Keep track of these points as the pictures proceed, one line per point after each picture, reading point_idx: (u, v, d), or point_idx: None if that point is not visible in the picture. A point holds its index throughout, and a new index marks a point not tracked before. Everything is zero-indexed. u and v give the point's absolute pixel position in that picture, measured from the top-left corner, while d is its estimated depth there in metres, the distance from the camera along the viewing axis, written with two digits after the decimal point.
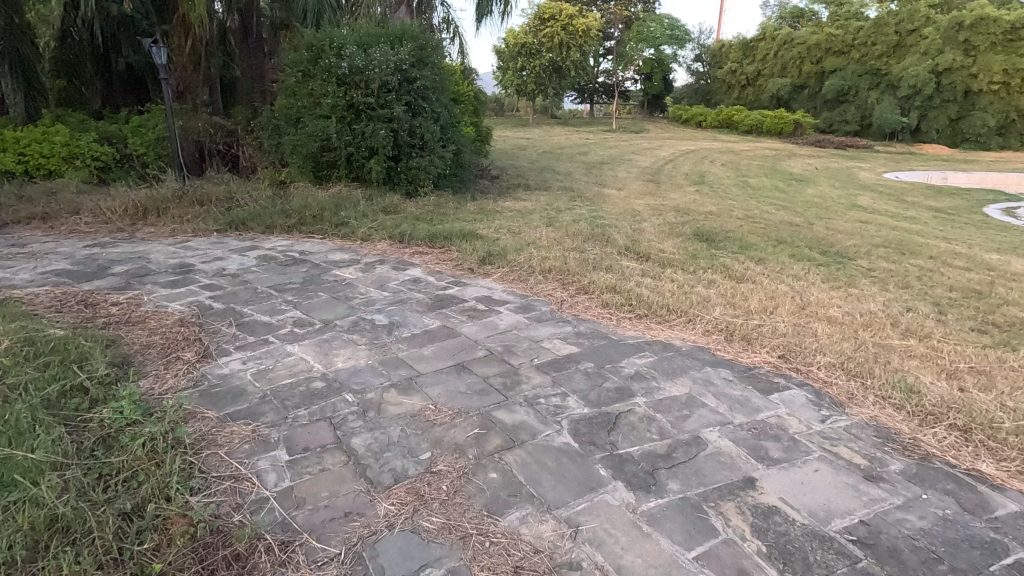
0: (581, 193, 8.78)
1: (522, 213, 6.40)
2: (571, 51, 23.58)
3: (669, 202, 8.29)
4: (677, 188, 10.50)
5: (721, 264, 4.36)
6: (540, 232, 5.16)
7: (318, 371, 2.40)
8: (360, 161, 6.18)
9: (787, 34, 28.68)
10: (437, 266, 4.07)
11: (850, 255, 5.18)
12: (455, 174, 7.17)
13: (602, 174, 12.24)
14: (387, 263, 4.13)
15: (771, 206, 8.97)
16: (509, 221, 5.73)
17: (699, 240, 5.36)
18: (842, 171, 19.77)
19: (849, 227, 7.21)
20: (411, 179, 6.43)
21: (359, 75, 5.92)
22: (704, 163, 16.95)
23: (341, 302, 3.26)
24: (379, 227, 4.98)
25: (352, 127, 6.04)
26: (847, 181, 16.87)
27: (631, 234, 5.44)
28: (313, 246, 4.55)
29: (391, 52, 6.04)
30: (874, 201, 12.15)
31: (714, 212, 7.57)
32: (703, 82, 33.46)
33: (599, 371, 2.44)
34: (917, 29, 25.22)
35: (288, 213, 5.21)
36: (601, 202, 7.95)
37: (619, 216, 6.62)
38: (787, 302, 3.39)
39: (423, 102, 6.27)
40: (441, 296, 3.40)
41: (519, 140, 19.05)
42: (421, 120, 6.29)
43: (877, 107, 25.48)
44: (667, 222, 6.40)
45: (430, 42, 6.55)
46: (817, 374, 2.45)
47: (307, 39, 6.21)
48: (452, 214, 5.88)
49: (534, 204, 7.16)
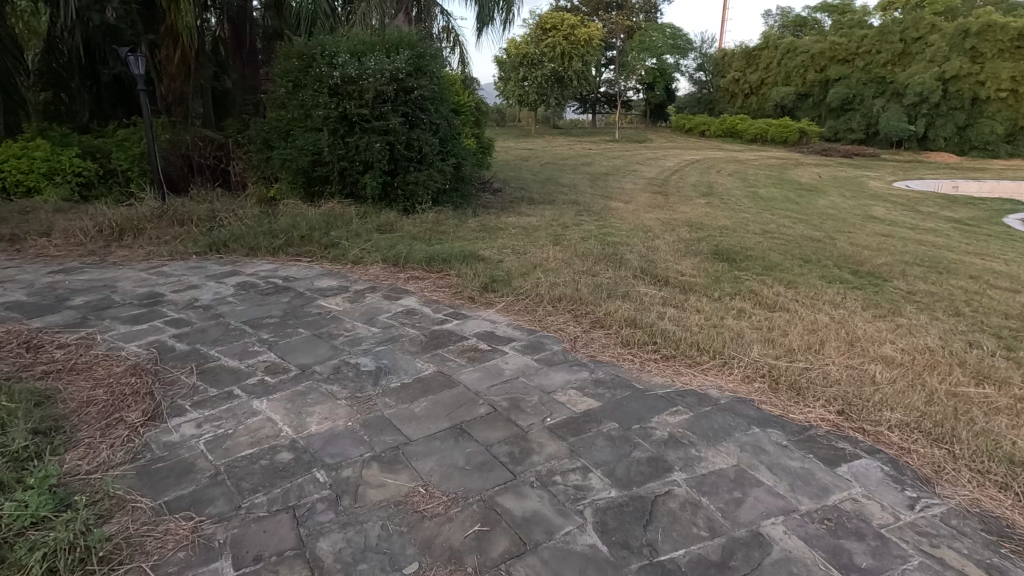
0: (588, 206, 8.40)
1: (526, 230, 6.02)
2: (573, 61, 23.33)
3: (680, 216, 7.90)
4: (686, 200, 10.13)
5: (748, 289, 3.95)
6: (547, 253, 4.77)
7: (285, 438, 1.99)
8: (354, 176, 5.80)
9: (790, 43, 28.49)
10: (434, 294, 3.67)
11: (884, 275, 4.77)
12: (455, 188, 6.80)
13: (607, 186, 11.86)
14: (379, 291, 3.73)
15: (787, 219, 8.58)
16: (513, 240, 5.34)
17: (718, 260, 4.96)
18: (850, 180, 19.42)
19: (873, 242, 6.81)
20: (409, 195, 6.06)
21: (353, 85, 5.56)
22: (710, 173, 16.61)
23: (323, 342, 2.85)
24: (373, 249, 4.59)
25: (345, 140, 5.67)
26: (857, 191, 16.48)
27: (645, 253, 5.04)
28: (298, 271, 4.15)
29: (386, 61, 5.68)
30: (889, 212, 11.76)
31: (729, 226, 7.17)
32: (705, 91, 33.22)
33: (625, 435, 2.03)
34: (923, 37, 24.97)
35: (275, 234, 4.83)
36: (609, 216, 7.55)
37: (629, 232, 6.23)
38: (832, 337, 2.97)
39: (421, 113, 5.91)
40: (436, 333, 2.99)
41: (521, 151, 18.73)
42: (420, 132, 5.93)
43: (883, 115, 25.14)
44: (681, 238, 6.01)
45: (428, 50, 6.20)
46: (890, 437, 2.04)
47: (297, 48, 5.86)
48: (452, 232, 5.49)
49: (538, 220, 6.79)
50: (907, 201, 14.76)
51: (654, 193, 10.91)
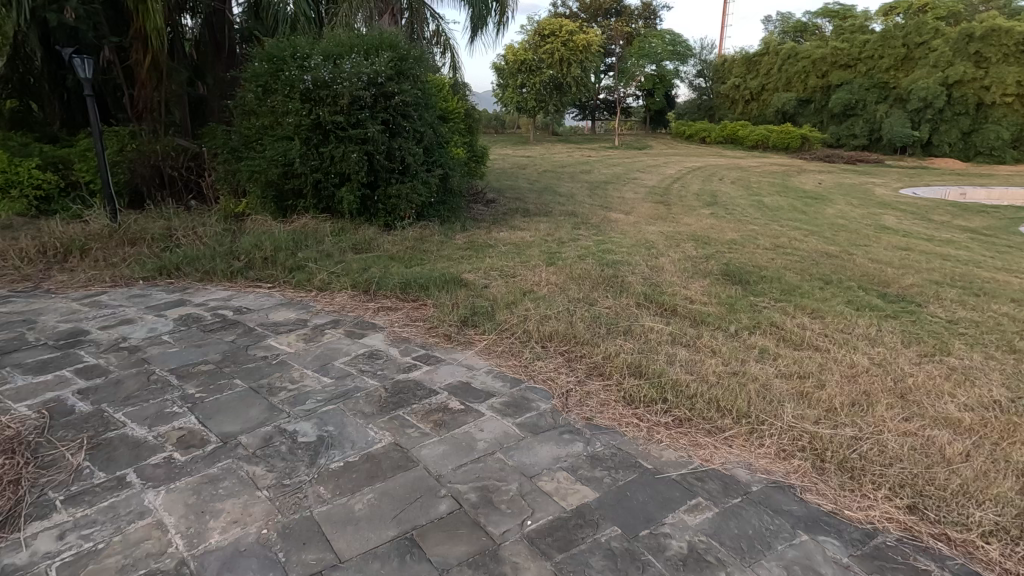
0: (586, 219, 7.91)
1: (518, 247, 5.52)
2: (572, 67, 22.95)
3: (684, 229, 7.40)
4: (690, 210, 9.64)
5: (768, 320, 3.44)
6: (538, 276, 4.27)
7: (170, 559, 1.47)
8: (330, 190, 5.32)
9: (791, 48, 28.14)
10: (406, 330, 3.16)
11: (915, 299, 4.27)
12: (442, 201, 6.31)
13: (607, 195, 11.38)
14: (343, 325, 3.22)
15: (797, 231, 8.08)
16: (502, 259, 4.84)
17: (729, 282, 4.46)
18: (855, 188, 18.96)
19: (893, 257, 6.31)
20: (391, 209, 5.57)
21: (326, 90, 5.06)
22: (711, 181, 16.16)
23: (260, 400, 2.34)
24: (343, 273, 4.09)
25: (319, 150, 5.18)
26: (863, 199, 16.00)
27: (648, 275, 4.53)
28: (254, 301, 3.64)
29: (364, 64, 5.20)
30: (900, 221, 11.25)
31: (737, 240, 6.67)
32: (705, 97, 32.86)
33: (630, 551, 1.51)
34: (926, 42, 24.59)
35: (235, 255, 4.32)
36: (608, 230, 7.06)
37: (630, 248, 5.72)
38: (877, 388, 2.47)
39: (403, 120, 5.42)
40: (400, 385, 2.48)
41: (518, 158, 18.29)
42: (402, 142, 5.45)
43: (886, 121, 24.72)
44: (687, 255, 5.50)
45: (411, 52, 5.71)
46: (984, 550, 1.53)
47: (268, 50, 5.37)
48: (436, 251, 4.99)
49: (531, 234, 6.29)
50: (916, 209, 14.27)
51: (656, 203, 10.43)
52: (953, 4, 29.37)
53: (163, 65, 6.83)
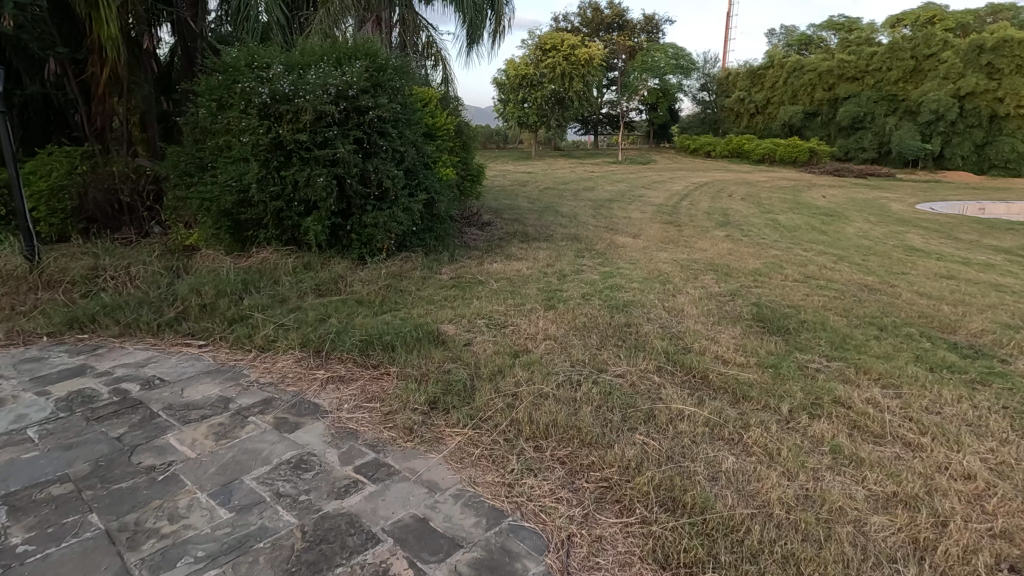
0: (591, 244, 7.19)
1: (512, 283, 4.79)
2: (574, 82, 22.44)
3: (699, 256, 6.66)
4: (703, 232, 8.93)
5: (827, 394, 2.67)
6: (535, 327, 3.52)
7: None
8: (294, 220, 4.60)
9: (796, 61, 27.63)
10: (358, 416, 2.41)
11: (994, 353, 3.51)
12: (428, 229, 5.60)
13: (612, 215, 10.67)
14: (276, 408, 2.47)
15: (824, 256, 7.32)
16: (492, 301, 4.11)
17: (764, 331, 3.70)
18: (869, 203, 18.22)
19: (941, 289, 5.56)
20: (367, 240, 4.86)
21: (287, 105, 4.35)
22: (721, 198, 15.45)
23: (109, 560, 1.56)
24: (294, 326, 3.35)
25: (279, 174, 4.46)
26: (880, 215, 15.26)
27: (667, 323, 3.77)
28: (174, 368, 2.89)
29: (332, 75, 4.52)
30: (928, 242, 10.50)
31: (761, 270, 5.91)
32: (710, 111, 32.35)
33: None
34: (935, 53, 24.00)
35: (169, 302, 3.59)
36: (615, 257, 6.32)
37: (642, 283, 4.97)
38: (1019, 528, 1.71)
39: (378, 139, 4.72)
40: (326, 523, 1.72)
41: (520, 175, 17.69)
42: (377, 163, 4.74)
43: (897, 134, 24.07)
44: (708, 292, 4.74)
45: (389, 61, 5.02)
46: None
47: (223, 59, 4.67)
48: (415, 292, 4.26)
49: (528, 266, 5.56)
50: (938, 226, 13.51)
51: (665, 223, 9.70)
52: (961, 16, 28.88)
53: (124, 80, 6.17)
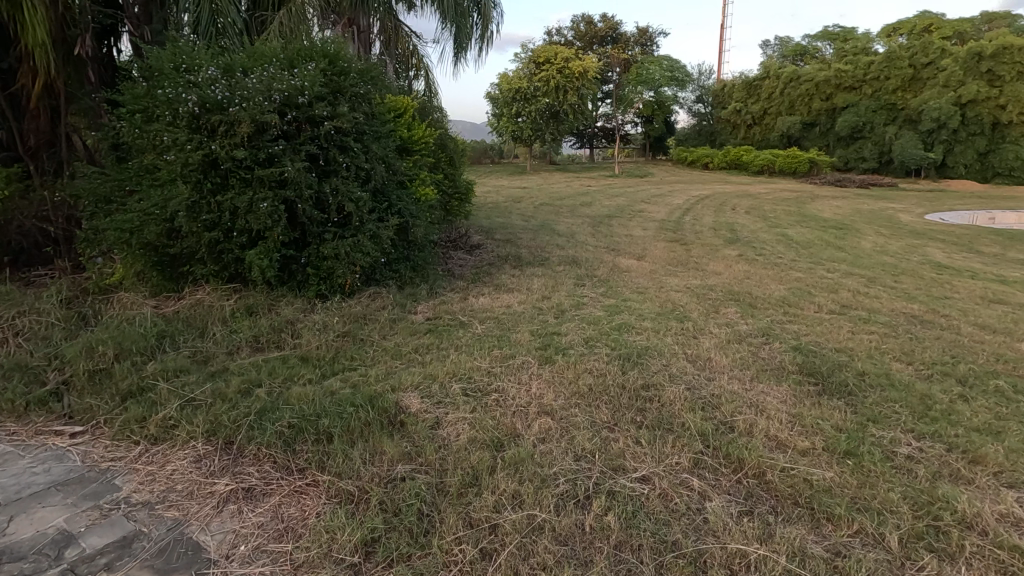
0: (591, 269, 6.43)
1: (501, 324, 3.99)
2: (568, 95, 21.90)
3: (714, 282, 5.89)
4: (712, 252, 8.19)
5: (942, 506, 1.89)
6: (526, 397, 2.71)
7: None
8: (235, 253, 3.80)
9: (793, 71, 27.21)
10: (257, 570, 1.59)
11: None
12: (403, 258, 4.81)
13: (612, 234, 9.90)
14: (137, 556, 1.65)
15: (851, 278, 6.56)
16: (475, 355, 3.30)
17: (820, 393, 2.89)
18: (877, 214, 17.56)
19: (998, 319, 4.79)
20: (326, 275, 4.07)
21: (220, 114, 3.56)
22: (724, 212, 14.74)
23: None
24: (208, 401, 2.52)
25: (213, 198, 3.66)
26: (891, 228, 14.58)
27: (697, 383, 2.95)
28: (17, 477, 2.05)
29: (278, 78, 3.75)
30: (950, 257, 9.78)
31: (789, 300, 5.13)
32: (706, 123, 31.90)
33: None
34: (933, 62, 23.57)
35: (52, 369, 2.77)
36: (620, 286, 5.54)
37: (655, 320, 4.18)
38: None
39: (339, 154, 3.99)
40: None
41: (514, 191, 17.02)
42: (337, 182, 4.00)
43: (898, 143, 23.52)
44: (736, 332, 3.94)
45: (351, 63, 4.27)
46: None
47: (147, 63, 3.87)
48: (380, 342, 3.46)
49: (521, 299, 4.77)
50: (954, 238, 12.80)
51: (670, 242, 8.95)
52: (954, 25, 28.60)
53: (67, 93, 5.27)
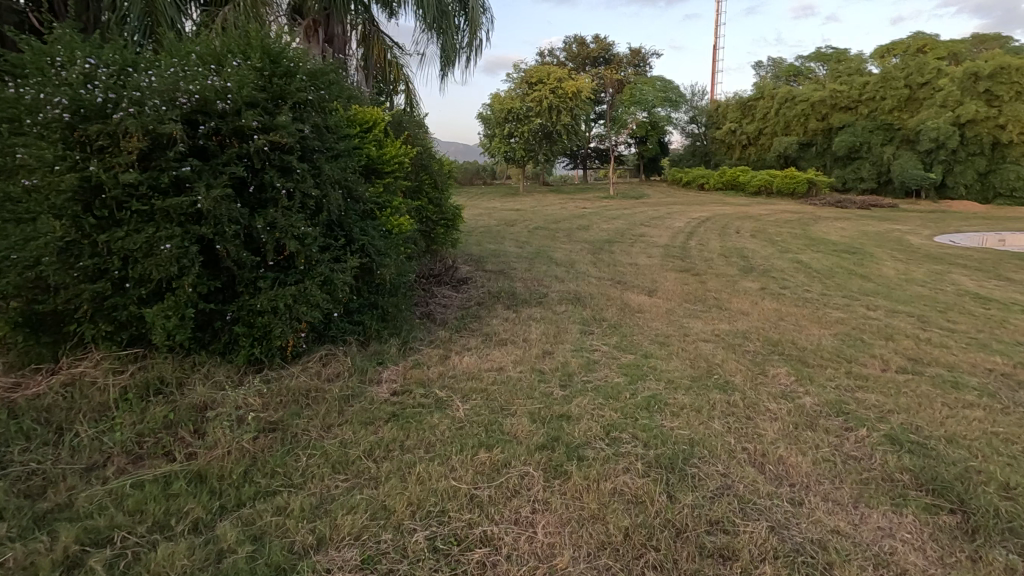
0: (598, 309, 5.49)
1: (490, 400, 3.02)
2: (561, 115, 21.22)
3: (745, 327, 4.96)
4: (729, 284, 7.30)
5: None
6: (527, 557, 1.76)
7: None
8: (131, 310, 2.82)
9: (788, 92, 26.81)
10: None
11: None
12: (369, 306, 3.85)
13: (616, 262, 9.00)
14: None
15: (897, 317, 5.66)
16: (452, 461, 2.34)
17: (965, 532, 1.95)
18: (884, 236, 16.82)
19: None
20: (261, 335, 3.10)
21: (100, 122, 2.58)
22: (728, 235, 13.96)
23: None
24: None
25: (94, 238, 2.67)
26: (903, 251, 13.82)
27: (780, 515, 1.99)
28: None
29: (191, 77, 2.80)
30: (982, 286, 8.93)
31: (842, 351, 4.20)
32: (700, 143, 31.46)
33: None
34: (929, 82, 23.09)
35: None
36: (636, 334, 4.60)
37: (692, 391, 3.22)
38: None
39: (276, 177, 3.04)
40: None
41: (507, 213, 16.21)
42: (275, 212, 3.05)
43: (897, 163, 22.99)
44: (801, 409, 2.99)
45: (301, 59, 3.36)
46: None
47: (16, 56, 2.89)
48: (321, 437, 2.48)
49: (517, 356, 3.82)
50: (974, 263, 12.01)
51: (680, 272, 8.05)
52: (947, 45, 28.30)
53: None
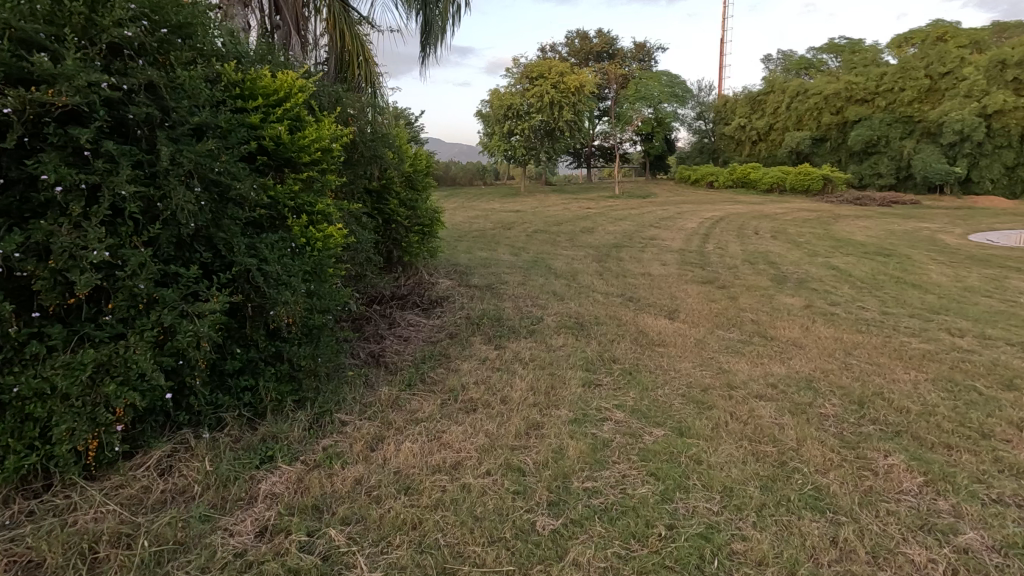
0: (605, 342, 4.20)
1: (423, 550, 1.75)
2: (563, 111, 19.89)
3: (806, 369, 3.66)
4: (763, 300, 5.98)
5: None
6: None
7: None
8: None
9: (800, 85, 25.41)
10: None
11: None
12: (266, 361, 2.58)
13: (625, 271, 7.70)
14: None
15: (998, 349, 4.29)
16: None
17: None
18: (913, 236, 15.38)
19: None
20: (39, 433, 1.85)
21: None
22: (747, 237, 12.62)
23: None
24: None
25: None
26: (941, 253, 12.38)
27: None
28: None
29: None
30: None
31: (963, 416, 2.89)
32: (708, 140, 30.19)
33: None
34: (952, 71, 21.45)
35: None
36: (660, 385, 3.30)
37: (768, 519, 1.92)
38: None
39: (49, 163, 1.78)
40: None
41: (504, 215, 14.97)
42: (55, 224, 1.79)
43: (918, 158, 21.44)
44: (970, 567, 1.70)
45: None
46: None
47: None
48: None
49: (486, 438, 2.53)
50: None
51: (703, 285, 6.74)
52: (970, 33, 26.61)
53: None
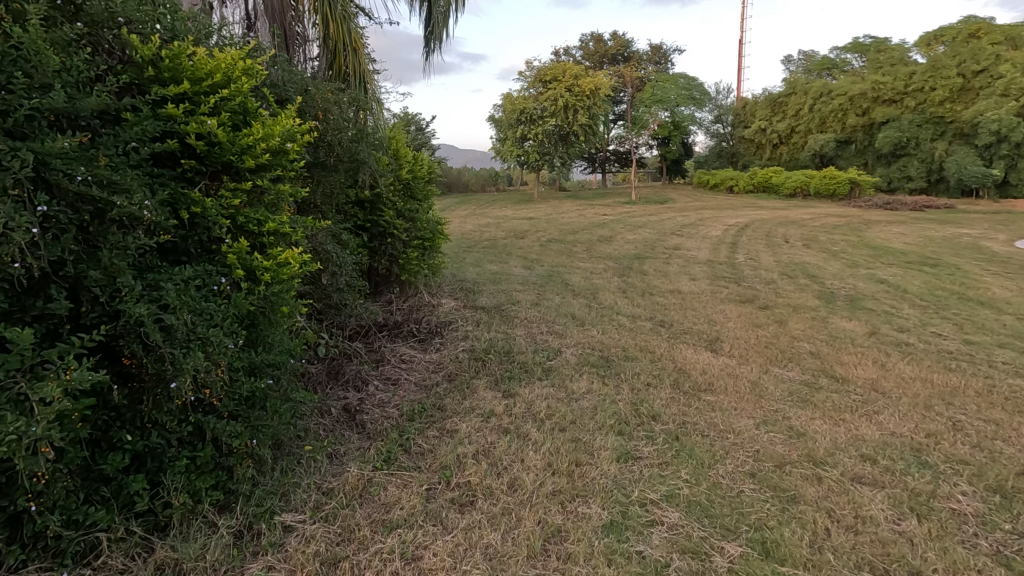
0: (638, 386, 3.40)
1: None
2: (577, 114, 19.11)
3: (904, 430, 2.82)
4: (816, 325, 5.13)
5: None
6: None
7: None
8: None
9: (823, 86, 24.40)
10: None
11: None
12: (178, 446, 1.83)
13: (651, 288, 6.88)
14: None
15: None
16: None
17: None
18: (955, 243, 14.32)
19: None
20: None
21: None
22: (778, 246, 11.71)
23: None
24: None
25: None
26: (994, 263, 11.31)
27: None
28: None
29: None
30: None
31: None
32: (727, 144, 29.22)
33: None
34: (987, 69, 20.07)
35: None
36: (720, 458, 2.49)
37: None
38: None
39: None
40: None
41: (516, 223, 14.26)
42: None
43: (953, 160, 20.26)
44: None
45: None
46: None
47: None
48: None
49: (484, 564, 1.76)
50: None
51: (741, 305, 5.90)
52: (1005, 29, 25.30)
53: None
